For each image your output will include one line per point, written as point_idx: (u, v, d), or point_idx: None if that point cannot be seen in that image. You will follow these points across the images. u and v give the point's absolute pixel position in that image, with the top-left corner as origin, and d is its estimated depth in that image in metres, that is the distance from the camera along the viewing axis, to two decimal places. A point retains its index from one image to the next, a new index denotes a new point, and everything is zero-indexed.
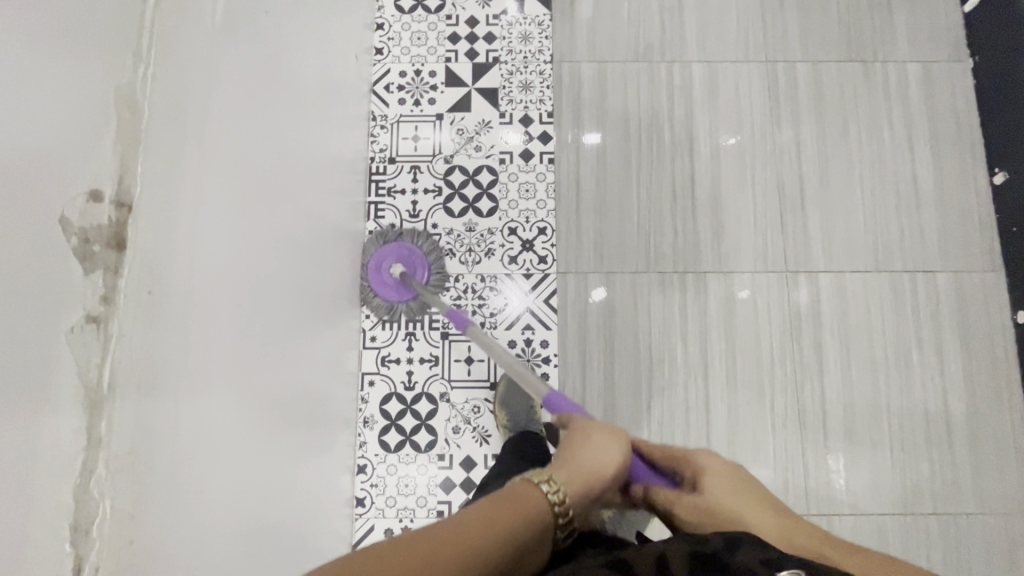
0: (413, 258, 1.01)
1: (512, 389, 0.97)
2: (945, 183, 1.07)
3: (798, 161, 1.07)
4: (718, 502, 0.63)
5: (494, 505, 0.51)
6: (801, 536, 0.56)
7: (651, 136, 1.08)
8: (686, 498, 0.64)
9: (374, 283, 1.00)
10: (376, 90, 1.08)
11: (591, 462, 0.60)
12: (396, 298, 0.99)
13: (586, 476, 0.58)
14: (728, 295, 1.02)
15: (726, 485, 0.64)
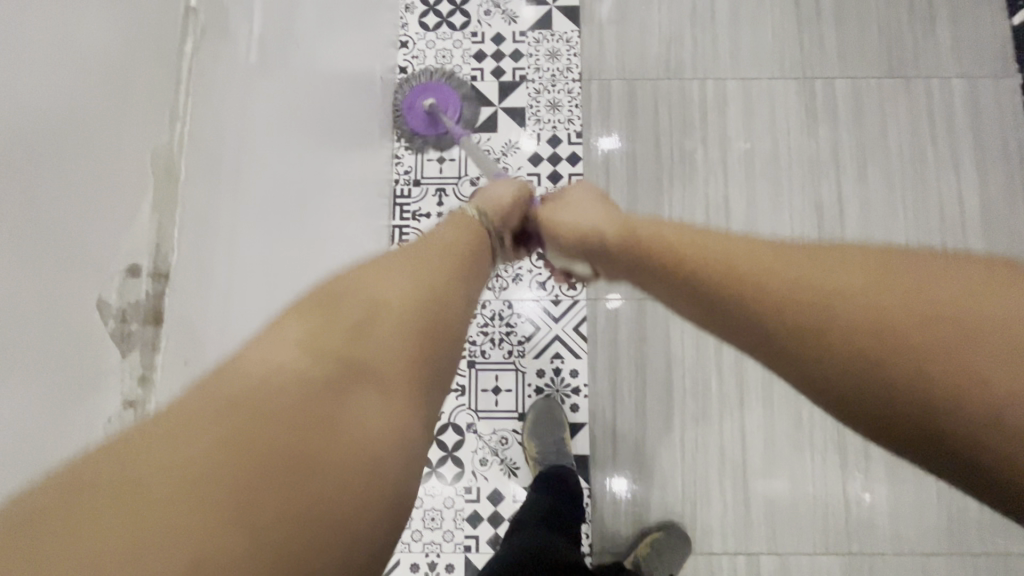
0: (448, 99, 1.04)
1: (540, 420, 0.94)
2: (993, 204, 1.02)
3: (837, 182, 1.03)
4: (704, 247, 0.50)
5: (436, 252, 0.52)
6: (832, 278, 0.40)
7: (683, 156, 1.04)
8: (566, 213, 0.72)
9: (404, 110, 1.05)
10: (399, 110, 1.05)
11: (501, 201, 0.71)
12: (419, 124, 1.04)
13: (500, 203, 0.71)
14: None
15: (580, 205, 0.72)
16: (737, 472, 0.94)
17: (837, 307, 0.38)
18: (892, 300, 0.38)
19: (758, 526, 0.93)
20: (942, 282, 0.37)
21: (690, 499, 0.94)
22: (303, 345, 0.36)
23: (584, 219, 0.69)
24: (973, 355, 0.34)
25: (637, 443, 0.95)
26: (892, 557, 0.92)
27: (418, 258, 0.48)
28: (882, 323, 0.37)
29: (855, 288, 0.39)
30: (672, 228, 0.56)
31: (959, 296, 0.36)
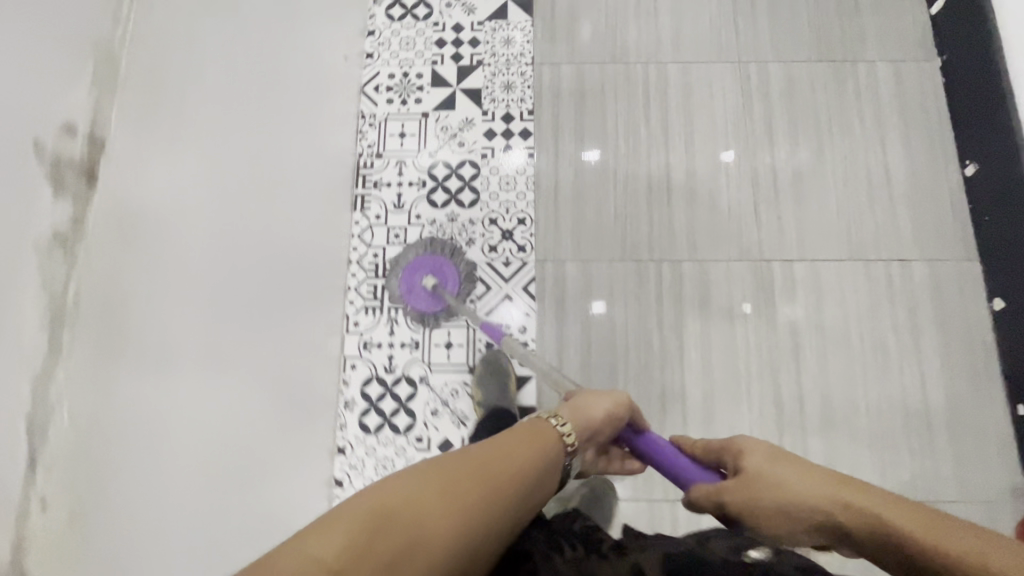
0: (442, 269, 1.03)
1: (485, 372, 0.99)
2: (917, 175, 1.09)
3: (771, 154, 1.10)
4: (798, 502, 0.61)
5: (505, 443, 0.62)
6: (898, 515, 0.55)
7: (628, 132, 1.12)
8: (728, 481, 0.66)
9: (405, 293, 1.03)
10: (365, 90, 1.14)
11: (590, 410, 0.73)
12: (425, 306, 1.01)
13: (586, 420, 0.72)
14: (703, 283, 1.04)
15: (758, 455, 0.65)
16: (677, 422, 0.98)
17: (900, 538, 0.54)
18: (940, 536, 0.52)
19: None
20: (950, 527, 0.52)
21: None
22: (354, 535, 0.45)
23: (787, 481, 0.62)
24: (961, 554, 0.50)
25: None
26: None
27: (497, 452, 0.60)
28: (946, 553, 0.51)
29: (883, 521, 0.55)
30: (798, 467, 0.63)
31: (972, 541, 0.50)
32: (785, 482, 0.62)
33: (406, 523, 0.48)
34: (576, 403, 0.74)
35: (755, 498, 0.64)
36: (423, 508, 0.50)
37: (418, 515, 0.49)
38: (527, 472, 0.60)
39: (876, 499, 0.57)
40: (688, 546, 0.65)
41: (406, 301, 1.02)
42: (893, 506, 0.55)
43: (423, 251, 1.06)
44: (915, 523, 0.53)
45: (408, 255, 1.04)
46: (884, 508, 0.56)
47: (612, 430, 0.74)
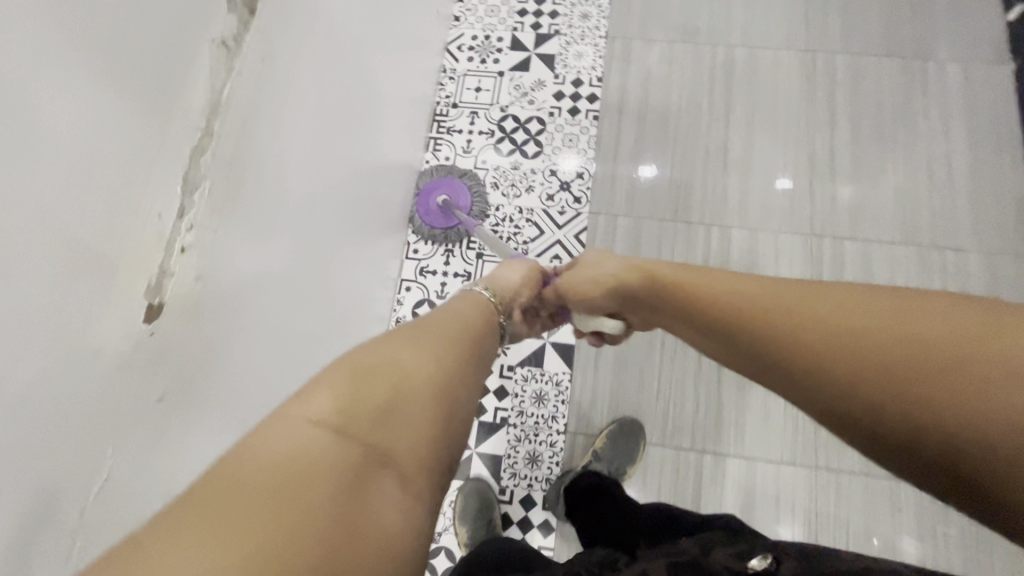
0: (458, 192, 1.11)
1: (467, 503, 0.94)
2: (982, 170, 1.08)
3: (831, 137, 1.13)
4: (745, 313, 0.46)
5: (435, 317, 0.51)
6: (864, 320, 0.39)
7: (691, 104, 1.17)
8: (574, 275, 0.72)
9: (421, 197, 1.11)
10: (449, 48, 1.24)
11: (524, 274, 0.73)
12: (438, 223, 1.09)
13: (512, 285, 0.70)
14: (750, 249, 1.07)
15: (608, 264, 0.67)
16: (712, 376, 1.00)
17: (861, 348, 0.38)
18: (919, 335, 0.36)
19: (727, 429, 0.97)
20: (954, 328, 0.36)
21: (664, 395, 1.00)
22: (336, 394, 0.34)
23: (611, 273, 0.66)
24: (978, 392, 0.33)
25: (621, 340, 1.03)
26: (859, 477, 0.94)
27: (432, 328, 0.47)
28: (921, 354, 0.36)
29: (846, 329, 0.39)
30: (732, 277, 0.51)
31: (968, 344, 0.35)
32: (733, 287, 0.49)
33: (393, 374, 0.38)
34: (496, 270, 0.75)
35: (714, 314, 0.49)
36: (411, 356, 0.40)
37: (406, 362, 0.39)
38: (483, 331, 0.55)
39: (854, 299, 0.41)
40: (692, 553, 0.48)
41: (422, 217, 1.10)
42: (875, 307, 0.39)
43: (485, 192, 1.14)
44: (906, 327, 0.37)
45: (427, 178, 1.13)
46: (856, 314, 0.40)
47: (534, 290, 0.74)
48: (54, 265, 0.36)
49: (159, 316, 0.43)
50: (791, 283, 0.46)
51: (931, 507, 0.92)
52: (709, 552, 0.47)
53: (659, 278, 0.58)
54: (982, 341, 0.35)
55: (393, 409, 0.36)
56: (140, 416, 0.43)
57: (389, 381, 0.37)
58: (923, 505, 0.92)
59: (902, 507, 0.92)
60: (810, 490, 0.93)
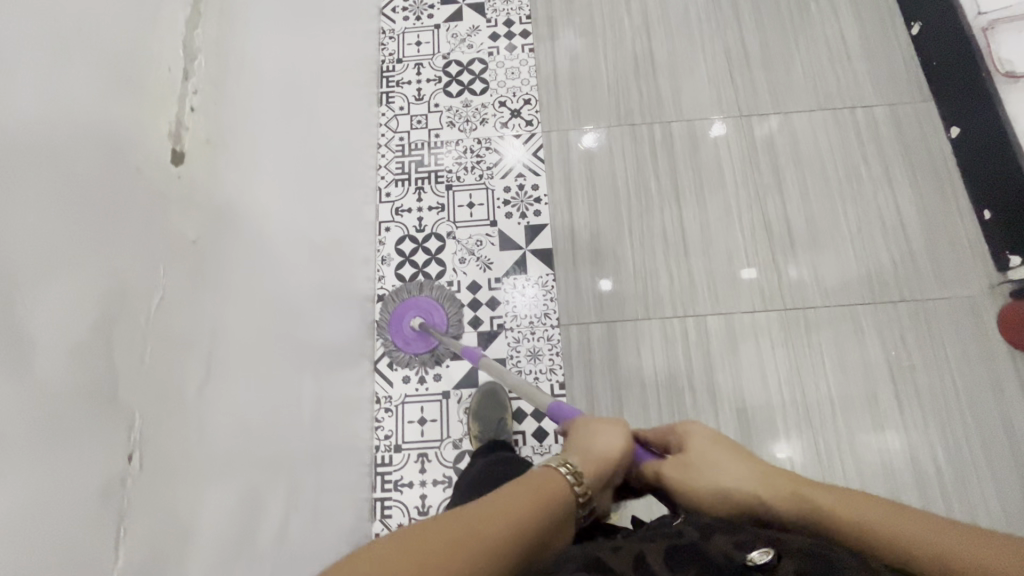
0: (431, 310, 1.05)
1: (484, 401, 0.99)
2: (870, 36, 1.22)
3: (740, 31, 1.25)
4: (777, 498, 0.49)
5: (456, 516, 0.40)
6: (863, 517, 0.44)
7: (612, 23, 1.27)
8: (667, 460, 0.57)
9: (392, 330, 1.05)
10: (385, 12, 1.31)
11: (592, 452, 0.55)
12: (415, 346, 1.04)
13: (593, 453, 0.55)
14: (691, 137, 1.18)
15: (710, 459, 0.54)
16: (680, 251, 1.11)
17: (972, 567, 0.38)
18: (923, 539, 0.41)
19: (703, 292, 1.08)
20: (952, 539, 0.40)
21: (641, 276, 1.10)
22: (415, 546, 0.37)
23: (707, 478, 0.53)
24: (972, 569, 0.38)
25: (593, 236, 1.12)
26: (822, 309, 1.07)
27: (522, 499, 0.45)
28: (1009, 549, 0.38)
29: (869, 542, 0.43)
30: (830, 494, 0.47)
31: (967, 548, 0.39)
32: (747, 473, 0.52)
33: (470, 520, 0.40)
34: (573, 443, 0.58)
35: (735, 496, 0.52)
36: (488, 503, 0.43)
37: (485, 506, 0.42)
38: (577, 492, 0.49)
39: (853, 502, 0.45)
40: (690, 534, 0.44)
41: (397, 341, 1.04)
42: (875, 514, 0.44)
43: (443, 131, 1.21)
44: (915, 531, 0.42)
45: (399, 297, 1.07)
46: (861, 520, 0.44)
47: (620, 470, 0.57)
48: (100, 82, 0.41)
49: (182, 162, 0.49)
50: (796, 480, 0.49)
51: (884, 320, 1.06)
52: (710, 538, 0.44)
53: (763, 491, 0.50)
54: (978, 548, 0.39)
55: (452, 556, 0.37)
56: (178, 263, 0.47)
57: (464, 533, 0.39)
58: (879, 318, 1.06)
59: (862, 324, 1.06)
60: (784, 327, 1.06)
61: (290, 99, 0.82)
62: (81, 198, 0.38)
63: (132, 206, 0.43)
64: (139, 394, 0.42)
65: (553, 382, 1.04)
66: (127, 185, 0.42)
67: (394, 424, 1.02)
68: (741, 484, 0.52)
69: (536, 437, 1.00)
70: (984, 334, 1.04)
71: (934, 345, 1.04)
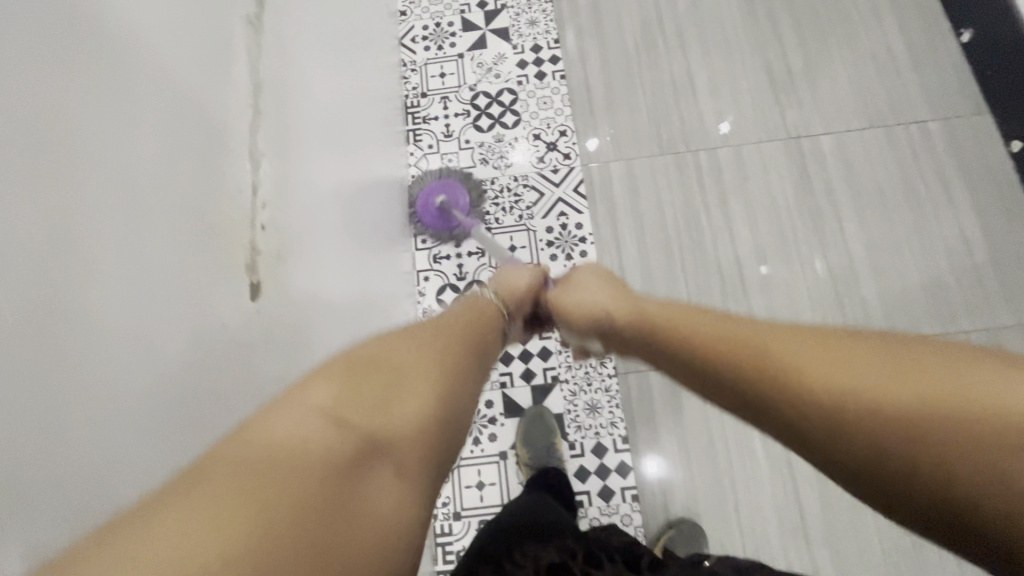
0: (455, 192, 1.10)
1: (532, 427, 0.97)
2: (919, 47, 1.17)
3: (782, 47, 1.19)
4: (742, 339, 0.49)
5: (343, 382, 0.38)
6: (844, 356, 0.43)
7: (646, 45, 1.21)
8: (559, 287, 0.75)
9: (417, 207, 1.10)
10: (404, 43, 1.24)
11: (510, 288, 0.73)
12: (437, 224, 1.08)
13: (513, 291, 0.73)
14: (739, 165, 1.12)
15: (590, 288, 0.70)
16: (736, 287, 1.05)
17: (862, 398, 0.40)
18: (924, 371, 0.40)
19: None
20: (953, 368, 0.39)
21: None
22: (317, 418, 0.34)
23: (589, 300, 0.68)
24: (967, 397, 0.37)
25: (645, 275, 1.06)
26: None
27: (416, 351, 0.45)
28: (911, 383, 0.39)
29: (861, 382, 0.41)
30: (797, 339, 0.46)
31: (993, 394, 0.37)
32: (718, 326, 0.52)
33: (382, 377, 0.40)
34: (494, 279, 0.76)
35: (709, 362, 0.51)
36: (395, 358, 0.42)
37: (391, 365, 0.41)
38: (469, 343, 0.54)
39: (840, 341, 0.45)
40: None
41: (422, 216, 1.08)
42: (867, 354, 0.43)
43: (477, 170, 1.15)
44: (913, 362, 0.41)
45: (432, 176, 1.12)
46: (853, 367, 0.42)
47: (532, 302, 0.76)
48: (156, 295, 0.37)
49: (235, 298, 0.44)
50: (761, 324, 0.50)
51: None
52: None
53: (642, 308, 0.61)
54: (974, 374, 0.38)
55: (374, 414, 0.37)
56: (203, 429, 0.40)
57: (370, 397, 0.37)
58: None
59: None
60: None
61: (330, 146, 0.74)
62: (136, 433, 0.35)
63: (189, 404, 0.39)
64: None
65: (615, 436, 0.99)
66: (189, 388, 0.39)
67: (451, 489, 0.97)
68: (657, 316, 0.59)
69: (602, 496, 0.96)
70: None
71: None
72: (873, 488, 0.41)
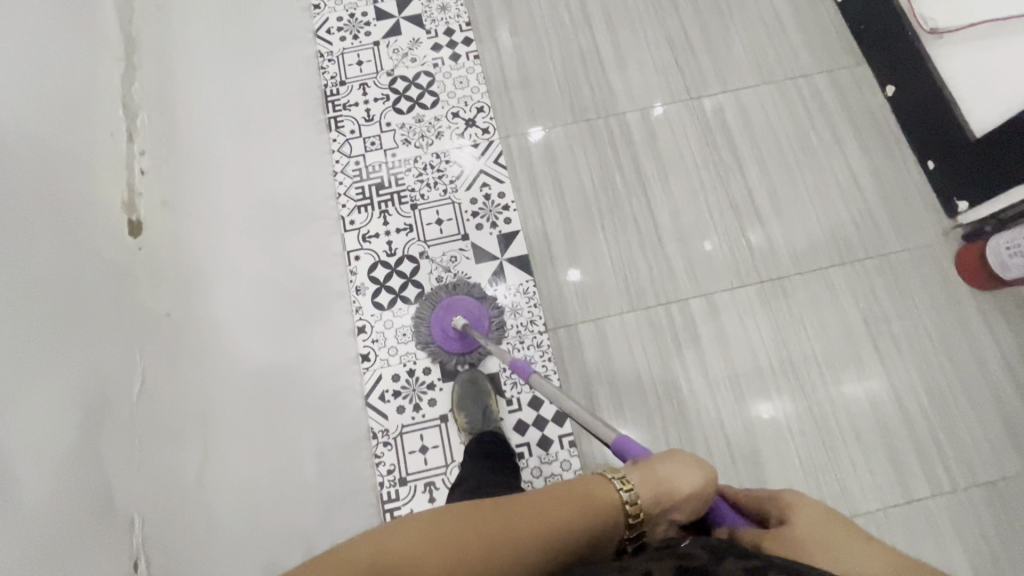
0: (479, 316, 1.04)
1: (467, 392, 1.00)
2: (800, 8, 1.27)
3: (678, 17, 1.27)
4: (798, 539, 0.51)
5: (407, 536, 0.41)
6: (850, 549, 0.49)
7: (553, 22, 1.27)
8: (763, 531, 0.54)
9: (436, 333, 1.03)
10: (318, 34, 1.26)
11: (672, 488, 0.55)
12: (457, 348, 1.02)
13: (671, 494, 0.55)
14: (648, 127, 1.19)
15: (814, 522, 0.52)
16: (654, 239, 1.12)
17: None
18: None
19: (683, 277, 1.10)
20: None
21: (621, 270, 1.10)
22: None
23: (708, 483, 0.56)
24: None
25: (568, 236, 1.12)
26: (796, 277, 1.11)
27: (480, 519, 0.44)
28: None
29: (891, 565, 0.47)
30: (837, 535, 0.51)
31: None
32: (805, 528, 0.52)
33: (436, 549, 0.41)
34: (653, 468, 0.57)
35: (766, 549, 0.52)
36: (449, 527, 0.43)
37: (443, 532, 0.42)
38: (564, 514, 0.49)
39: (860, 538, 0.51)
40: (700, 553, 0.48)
41: (436, 338, 1.02)
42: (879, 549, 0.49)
43: (400, 150, 1.18)
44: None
45: (442, 294, 1.07)
46: (872, 560, 0.48)
47: (699, 510, 0.56)
48: None
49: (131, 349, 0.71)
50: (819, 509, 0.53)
51: (856, 278, 1.11)
52: (722, 560, 0.46)
53: (789, 524, 0.53)
54: None
55: None
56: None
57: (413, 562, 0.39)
58: (850, 277, 1.11)
59: (835, 285, 1.10)
60: (764, 300, 1.09)
61: (162, 203, 0.88)
62: (55, 429, 0.57)
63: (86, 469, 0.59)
64: (133, 500, 0.64)
65: None
66: (166, 388, 0.74)
67: (395, 457, 0.99)
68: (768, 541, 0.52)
69: (541, 446, 1.00)
70: (946, 277, 1.10)
71: (903, 295, 1.09)
72: None
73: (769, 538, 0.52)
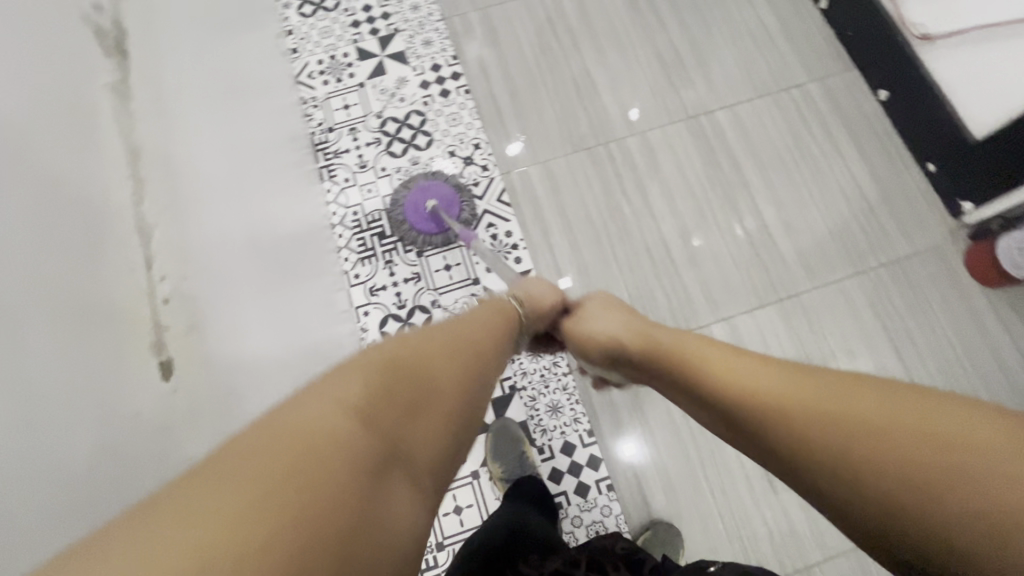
0: (451, 201, 1.10)
1: (499, 442, 0.97)
2: (786, 17, 1.27)
3: (668, 35, 1.25)
4: (753, 387, 0.50)
5: (383, 353, 0.45)
6: (813, 395, 0.46)
7: (542, 49, 1.24)
8: (575, 317, 0.76)
9: (409, 208, 1.09)
10: (300, 80, 1.21)
11: (536, 302, 0.74)
12: (422, 224, 1.09)
13: (543, 310, 0.74)
14: (649, 149, 1.17)
15: (602, 315, 0.72)
16: (667, 265, 1.10)
17: (894, 465, 0.39)
18: (931, 420, 0.40)
19: (700, 301, 1.08)
20: (956, 422, 0.39)
21: (638, 300, 1.08)
22: (359, 396, 0.39)
23: (613, 328, 0.69)
24: (953, 473, 0.37)
25: (580, 269, 1.09)
26: (811, 290, 1.10)
27: (442, 346, 0.51)
28: (927, 466, 0.38)
29: (862, 441, 0.41)
30: (811, 381, 0.48)
31: (992, 476, 0.36)
32: (738, 364, 0.53)
33: (420, 371, 0.46)
34: (535, 298, 0.74)
35: (708, 390, 0.54)
36: (423, 358, 0.47)
37: (422, 361, 0.47)
38: (494, 358, 0.57)
39: (842, 381, 0.47)
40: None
41: (408, 213, 1.09)
42: (858, 387, 0.45)
43: (398, 196, 1.14)
44: (912, 407, 0.42)
45: (418, 181, 1.13)
46: (829, 406, 0.44)
47: (546, 319, 0.75)
48: None
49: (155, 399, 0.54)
50: (769, 364, 0.52)
51: (871, 286, 1.10)
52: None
53: (682, 348, 0.60)
54: (977, 448, 0.38)
55: (416, 414, 0.43)
56: None
57: (398, 385, 0.43)
58: (865, 285, 1.10)
59: (850, 295, 1.10)
60: (783, 317, 1.08)
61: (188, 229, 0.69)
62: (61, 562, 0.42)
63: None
64: None
65: (581, 432, 1.00)
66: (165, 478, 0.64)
67: None
68: (672, 360, 0.60)
69: (580, 493, 0.97)
70: (957, 277, 1.10)
71: (918, 299, 1.09)
72: (886, 546, 0.41)
73: (575, 316, 0.76)
